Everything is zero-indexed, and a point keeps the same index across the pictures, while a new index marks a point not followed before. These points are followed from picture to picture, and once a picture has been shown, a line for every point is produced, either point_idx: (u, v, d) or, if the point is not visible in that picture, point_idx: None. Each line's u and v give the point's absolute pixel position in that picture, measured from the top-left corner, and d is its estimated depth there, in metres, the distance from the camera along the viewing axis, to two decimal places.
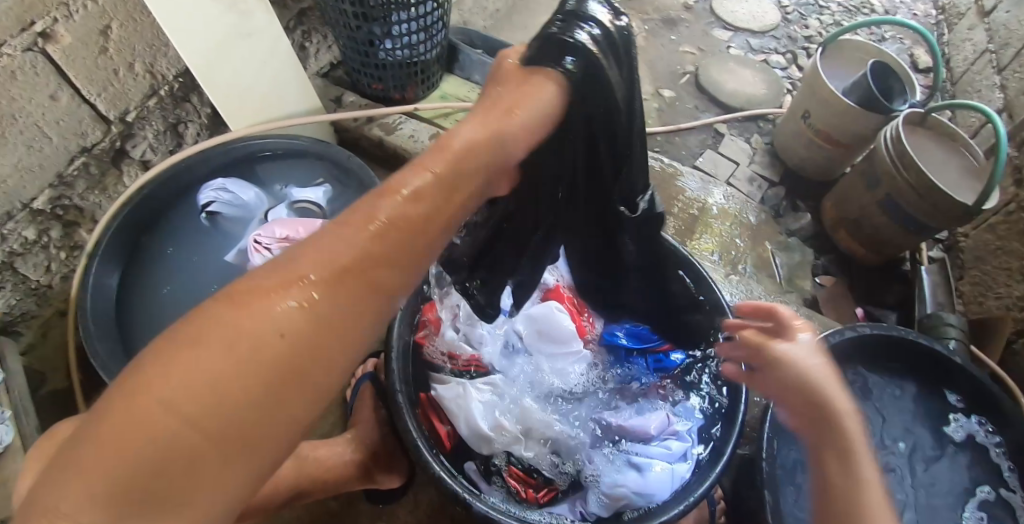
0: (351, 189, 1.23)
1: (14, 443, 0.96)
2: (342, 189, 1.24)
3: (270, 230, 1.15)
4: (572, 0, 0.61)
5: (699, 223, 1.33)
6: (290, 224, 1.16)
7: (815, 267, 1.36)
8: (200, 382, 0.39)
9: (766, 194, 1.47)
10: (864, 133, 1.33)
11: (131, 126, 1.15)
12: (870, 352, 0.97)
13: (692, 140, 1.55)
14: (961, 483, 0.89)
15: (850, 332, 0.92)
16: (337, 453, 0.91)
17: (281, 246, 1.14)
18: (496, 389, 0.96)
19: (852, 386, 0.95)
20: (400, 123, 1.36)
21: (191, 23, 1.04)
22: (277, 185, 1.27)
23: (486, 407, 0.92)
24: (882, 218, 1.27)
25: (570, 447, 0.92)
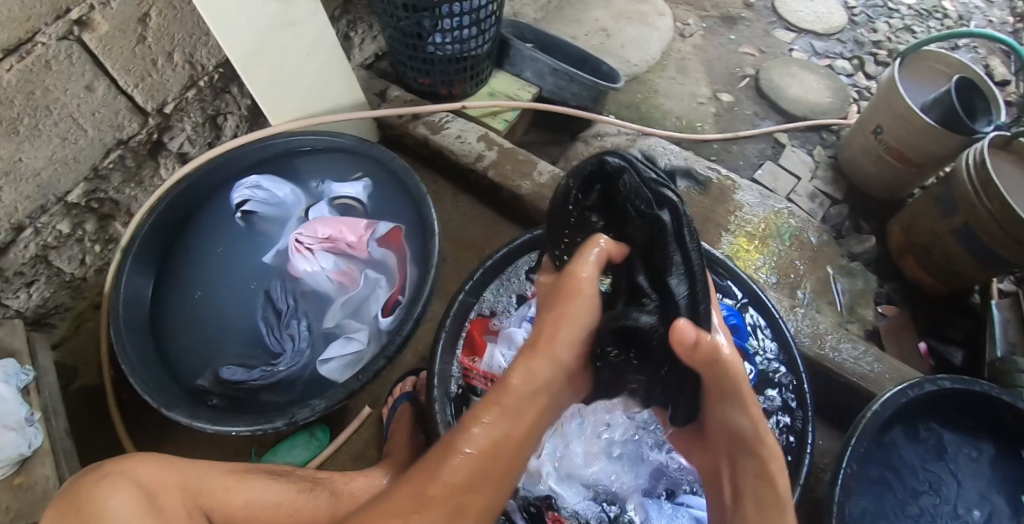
0: (393, 189, 1.13)
1: (43, 445, 0.92)
2: (382, 186, 1.14)
3: (312, 229, 1.10)
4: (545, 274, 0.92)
5: (757, 241, 1.26)
6: (331, 223, 1.10)
7: (878, 295, 1.28)
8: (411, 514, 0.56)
9: (828, 212, 1.38)
10: (942, 154, 1.22)
11: (169, 117, 1.10)
12: (945, 405, 0.91)
13: (750, 149, 1.46)
14: None
15: (930, 386, 0.86)
16: (372, 483, 0.84)
17: (324, 247, 1.09)
18: None
19: (925, 443, 0.90)
20: (447, 121, 1.23)
21: (234, 15, 0.97)
22: (313, 181, 1.18)
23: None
24: (955, 247, 1.17)
25: (615, 492, 0.89)
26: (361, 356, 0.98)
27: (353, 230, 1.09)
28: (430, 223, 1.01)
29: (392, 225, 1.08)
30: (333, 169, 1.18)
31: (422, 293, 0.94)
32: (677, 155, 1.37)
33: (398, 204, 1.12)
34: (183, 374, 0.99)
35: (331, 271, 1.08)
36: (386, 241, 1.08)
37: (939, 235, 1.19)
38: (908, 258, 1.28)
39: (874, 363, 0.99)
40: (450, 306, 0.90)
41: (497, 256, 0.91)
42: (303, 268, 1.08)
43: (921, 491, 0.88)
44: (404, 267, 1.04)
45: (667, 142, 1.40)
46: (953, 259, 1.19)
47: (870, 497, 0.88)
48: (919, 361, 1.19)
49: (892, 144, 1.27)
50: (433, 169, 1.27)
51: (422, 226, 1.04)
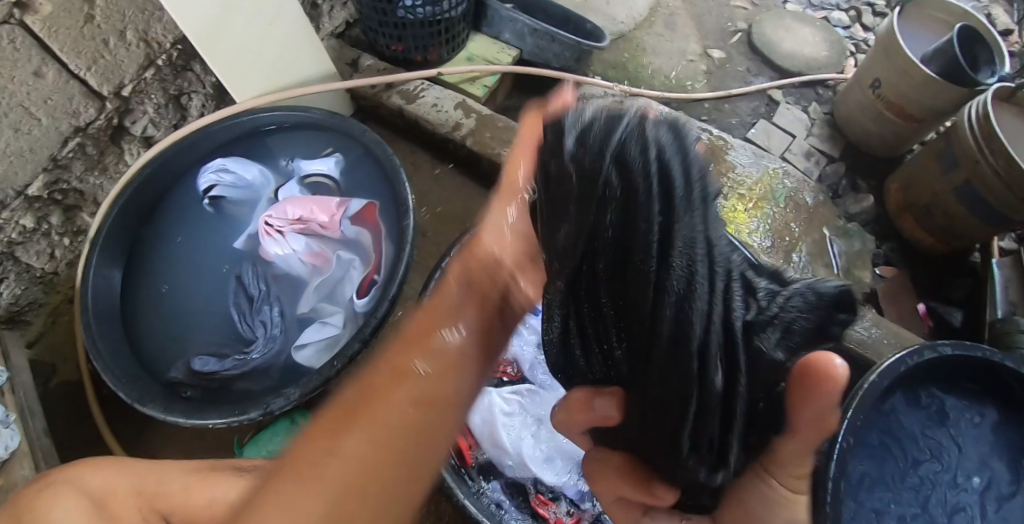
0: (367, 165, 1.08)
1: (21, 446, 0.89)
2: (355, 161, 1.09)
3: (282, 211, 1.06)
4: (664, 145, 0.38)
5: (751, 203, 1.22)
6: (299, 203, 1.06)
7: (876, 256, 1.25)
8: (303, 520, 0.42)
9: (823, 171, 1.33)
10: (943, 108, 1.16)
11: (129, 100, 1.04)
12: (945, 370, 0.89)
13: (743, 107, 1.41)
14: None
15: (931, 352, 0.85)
16: None
17: (294, 228, 1.05)
18: (525, 401, 0.80)
19: (926, 410, 0.88)
20: (422, 90, 1.17)
21: None
22: (283, 160, 1.13)
23: (510, 420, 0.78)
24: (956, 205, 1.13)
25: None
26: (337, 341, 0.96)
27: (324, 210, 1.05)
28: (404, 198, 0.96)
29: (365, 202, 1.04)
30: (302, 146, 1.13)
31: (398, 273, 0.90)
32: None
33: (369, 178, 1.08)
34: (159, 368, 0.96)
35: (302, 253, 1.03)
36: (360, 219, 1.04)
37: (941, 192, 1.15)
38: (907, 218, 1.24)
39: (872, 329, 0.97)
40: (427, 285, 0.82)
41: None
42: (274, 252, 1.03)
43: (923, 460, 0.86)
44: (379, 246, 1.01)
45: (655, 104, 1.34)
46: (955, 218, 1.15)
47: (870, 462, 0.85)
48: (916, 321, 1.17)
49: (892, 99, 1.21)
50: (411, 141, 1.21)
51: (396, 202, 1.00)
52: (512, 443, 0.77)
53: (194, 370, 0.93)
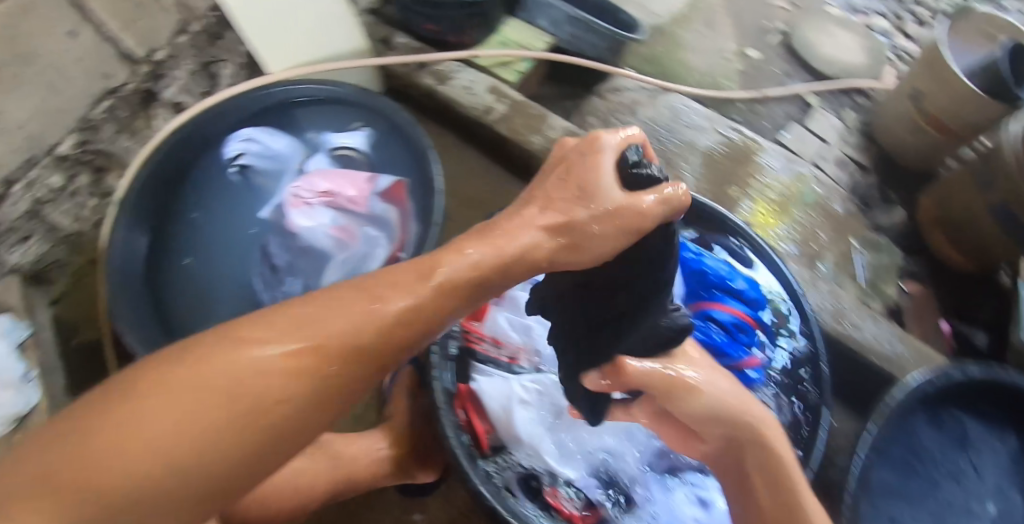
0: (398, 145, 1.06)
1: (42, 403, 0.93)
2: (384, 137, 1.08)
3: (311, 183, 1.05)
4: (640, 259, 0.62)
5: (778, 208, 1.20)
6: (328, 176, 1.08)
7: (903, 272, 1.22)
8: (152, 444, 0.37)
9: (856, 180, 1.29)
10: (984, 125, 1.13)
11: (162, 65, 1.04)
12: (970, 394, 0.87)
13: (777, 111, 1.37)
14: None
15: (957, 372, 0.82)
16: (371, 446, 0.82)
17: (322, 201, 1.05)
18: (545, 392, 0.79)
19: (949, 435, 0.87)
20: (455, 71, 1.13)
21: None
22: (311, 132, 1.11)
23: (530, 411, 0.78)
24: (990, 226, 1.10)
25: (623, 466, 0.77)
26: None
27: (354, 185, 1.05)
28: (433, 181, 0.94)
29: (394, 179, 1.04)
30: (333, 119, 1.11)
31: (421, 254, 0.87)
32: (697, 114, 1.29)
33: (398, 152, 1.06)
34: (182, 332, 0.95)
35: (329, 226, 1.02)
36: (388, 195, 1.05)
37: (974, 209, 1.12)
38: (938, 234, 1.21)
39: (898, 344, 0.94)
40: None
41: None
42: (301, 222, 1.03)
43: (943, 486, 0.85)
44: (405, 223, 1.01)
45: (687, 100, 1.32)
46: (986, 239, 1.12)
47: (890, 476, 0.84)
48: (939, 340, 1.16)
49: (931, 112, 1.19)
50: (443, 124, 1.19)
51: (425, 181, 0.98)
52: (528, 431, 0.76)
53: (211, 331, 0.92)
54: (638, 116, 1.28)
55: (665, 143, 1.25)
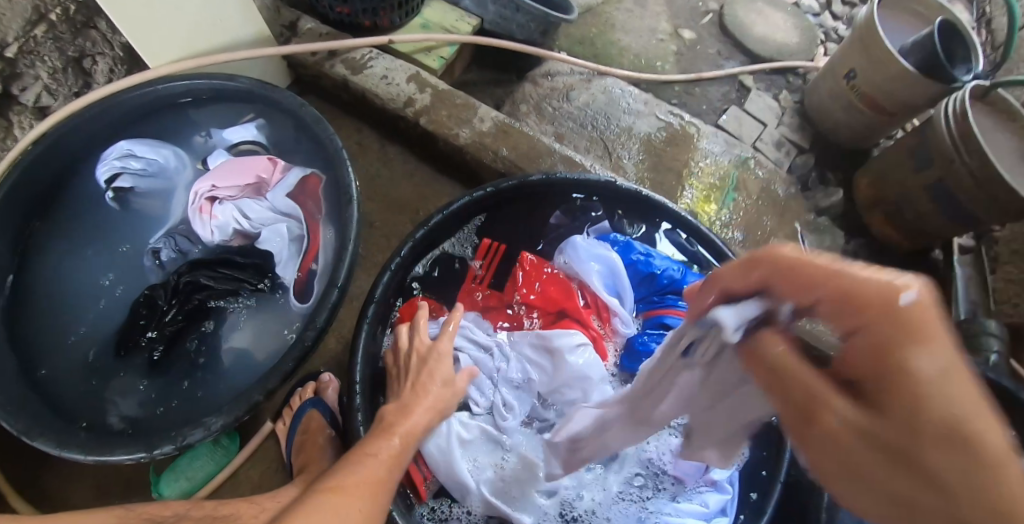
0: (309, 148, 0.88)
1: None
2: (285, 126, 0.91)
3: (214, 183, 0.88)
4: (396, 260, 0.77)
5: (720, 192, 1.18)
6: (241, 166, 0.89)
7: (845, 253, 1.22)
8: None
9: (794, 161, 1.28)
10: (916, 103, 1.13)
11: (14, 63, 0.79)
12: None
13: (713, 92, 1.34)
14: None
15: None
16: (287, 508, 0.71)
17: (221, 197, 0.87)
18: (487, 430, 0.71)
19: None
20: (370, 59, 1.05)
21: None
22: (196, 136, 0.94)
23: (470, 449, 0.69)
24: (927, 204, 1.11)
25: (587, 508, 0.70)
26: (287, 331, 0.82)
27: (254, 170, 0.88)
28: (348, 187, 0.79)
29: (307, 172, 0.87)
30: (231, 115, 0.93)
31: (340, 276, 0.74)
32: (634, 98, 1.25)
33: (302, 154, 0.90)
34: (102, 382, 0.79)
35: (236, 222, 0.86)
36: (302, 181, 0.87)
37: (911, 189, 1.13)
38: (876, 213, 1.21)
39: None
40: (376, 291, 0.75)
41: (435, 222, 0.79)
42: (203, 230, 0.86)
43: None
44: (318, 227, 0.84)
45: (624, 84, 1.27)
46: (925, 217, 1.13)
47: None
48: None
49: (864, 89, 1.17)
50: (367, 122, 1.09)
51: (335, 177, 0.82)
52: (472, 477, 0.68)
53: (123, 401, 0.78)
54: (573, 101, 1.23)
55: (602, 131, 1.20)
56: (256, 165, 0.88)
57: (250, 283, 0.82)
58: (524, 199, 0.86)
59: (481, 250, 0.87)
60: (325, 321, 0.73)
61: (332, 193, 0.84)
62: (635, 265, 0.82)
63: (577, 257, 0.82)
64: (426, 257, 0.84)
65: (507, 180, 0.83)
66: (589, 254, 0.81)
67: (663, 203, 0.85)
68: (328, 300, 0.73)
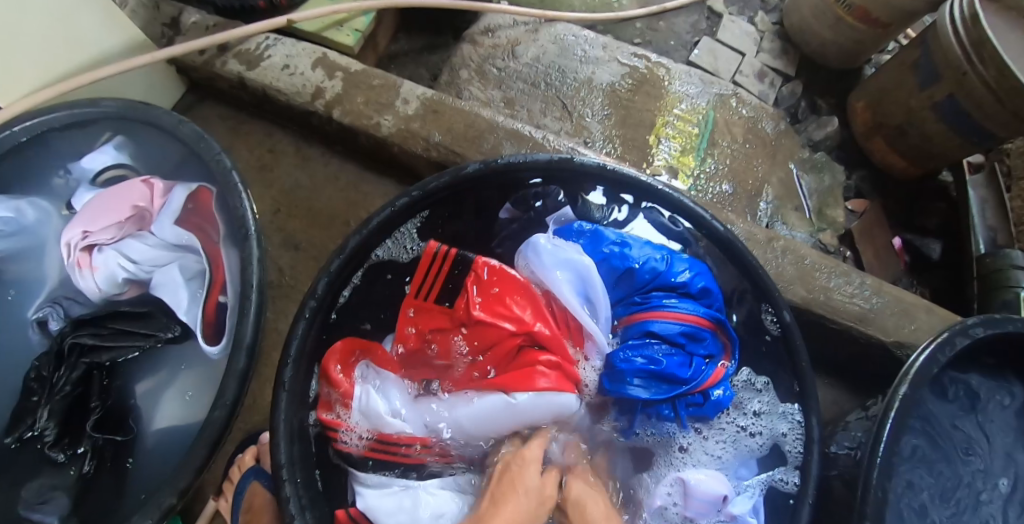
0: (194, 164, 0.74)
1: None
2: (156, 142, 0.76)
3: (81, 225, 0.72)
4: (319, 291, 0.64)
5: (704, 146, 1.04)
6: (112, 198, 0.73)
7: (846, 190, 1.09)
8: None
9: (780, 93, 1.14)
10: (916, 10, 0.97)
11: None
12: (971, 351, 0.70)
13: (681, 24, 1.17)
14: None
15: (961, 344, 0.64)
16: None
17: (99, 242, 0.73)
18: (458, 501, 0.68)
19: (956, 401, 0.71)
20: (267, 46, 0.88)
21: None
22: (54, 176, 0.78)
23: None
24: (936, 125, 0.98)
25: None
26: (210, 380, 0.71)
27: (128, 198, 0.73)
28: (241, 219, 0.65)
29: (193, 188, 0.72)
30: (87, 142, 0.77)
31: (246, 333, 0.62)
32: (593, 44, 1.09)
33: (185, 169, 0.75)
34: (6, 488, 0.67)
35: (125, 266, 0.72)
36: (188, 204, 0.73)
37: (917, 111, 1.00)
38: (876, 140, 1.08)
39: (872, 298, 0.78)
40: (291, 343, 0.64)
41: (353, 243, 0.66)
42: (88, 283, 0.72)
43: (963, 459, 0.69)
44: (218, 251, 0.70)
45: (579, 30, 1.11)
46: (933, 138, 1.00)
47: (921, 429, 0.69)
48: (893, 260, 1.03)
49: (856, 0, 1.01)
50: (292, 129, 0.96)
51: (224, 200, 0.68)
52: None
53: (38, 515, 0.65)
54: (521, 60, 1.07)
55: (559, 89, 1.05)
56: (127, 194, 0.73)
57: (142, 334, 0.70)
58: (460, 192, 0.73)
59: (426, 254, 0.75)
60: (232, 382, 0.61)
61: (222, 212, 0.69)
62: (608, 259, 0.73)
63: (537, 267, 0.73)
64: (355, 276, 0.71)
65: (439, 176, 0.69)
66: (553, 260, 0.72)
67: (627, 174, 0.72)
68: (237, 367, 0.61)
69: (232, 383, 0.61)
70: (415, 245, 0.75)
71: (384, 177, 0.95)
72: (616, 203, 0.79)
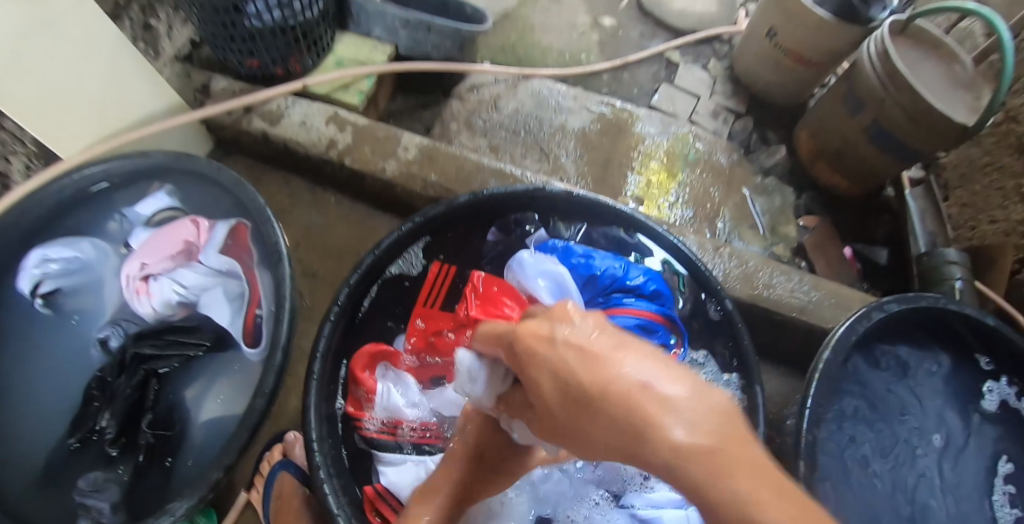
0: (230, 203, 0.88)
1: None
2: (199, 188, 0.90)
3: (141, 260, 0.86)
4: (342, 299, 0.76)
5: (666, 177, 1.17)
6: (164, 237, 0.87)
7: (798, 209, 1.21)
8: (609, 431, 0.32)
9: (733, 128, 1.29)
10: (841, 50, 1.12)
11: None
12: (894, 327, 0.81)
13: (642, 75, 1.34)
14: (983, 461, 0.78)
15: (880, 314, 0.74)
16: None
17: (155, 272, 0.85)
18: None
19: (887, 371, 0.80)
20: (286, 107, 1.05)
21: None
22: (109, 222, 0.91)
23: None
24: (868, 147, 1.11)
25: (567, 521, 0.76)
26: (249, 382, 0.82)
27: (179, 235, 0.86)
28: (276, 243, 0.78)
29: (232, 223, 0.85)
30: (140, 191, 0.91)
31: (280, 336, 0.74)
32: (564, 96, 1.25)
33: (223, 209, 0.89)
34: (65, 483, 0.77)
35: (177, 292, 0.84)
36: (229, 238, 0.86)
37: (850, 136, 1.13)
38: (820, 164, 1.21)
39: (811, 292, 0.88)
40: (318, 345, 0.75)
41: (369, 259, 0.79)
42: (146, 309, 0.84)
43: (897, 421, 0.79)
44: (254, 274, 0.83)
45: (552, 83, 1.27)
46: (868, 160, 1.12)
47: (857, 395, 0.79)
48: (847, 269, 1.13)
49: (790, 45, 1.16)
50: (305, 175, 1.11)
51: (260, 229, 0.82)
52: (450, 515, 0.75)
53: (95, 503, 0.75)
54: (502, 111, 1.23)
55: (536, 134, 1.20)
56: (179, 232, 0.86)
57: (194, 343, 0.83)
58: (454, 221, 0.86)
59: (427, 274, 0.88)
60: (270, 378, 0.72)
61: (258, 240, 0.83)
62: (575, 269, 0.85)
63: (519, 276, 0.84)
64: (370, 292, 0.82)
65: (439, 207, 0.83)
66: (534, 271, 0.82)
67: (592, 199, 0.86)
68: (274, 364, 0.72)
69: (269, 377, 0.72)
70: (418, 265, 0.87)
71: (385, 211, 1.10)
72: (581, 222, 0.91)
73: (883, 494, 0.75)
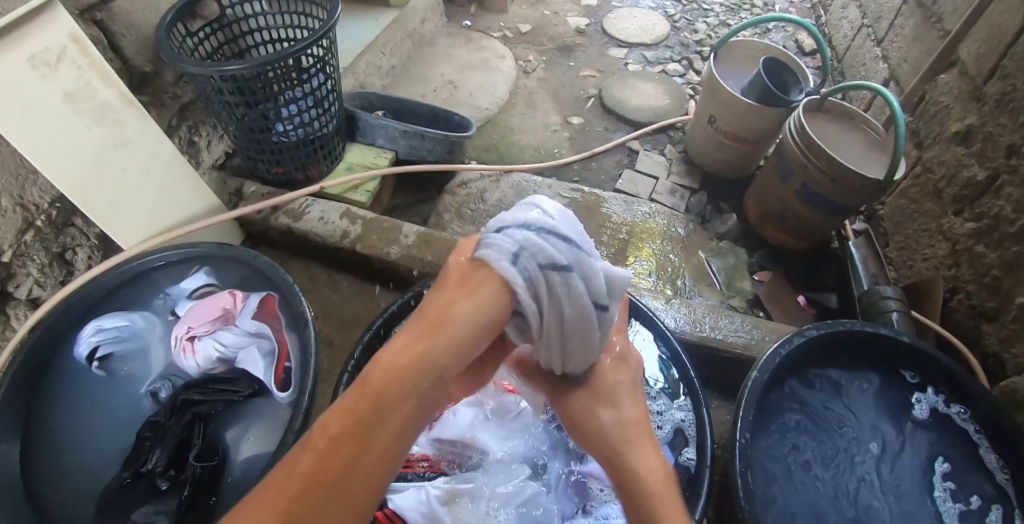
0: (263, 281, 1.06)
1: None
2: (236, 270, 1.08)
3: (190, 325, 1.02)
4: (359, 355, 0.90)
5: (631, 246, 1.34)
6: (209, 305, 1.03)
7: (751, 266, 1.36)
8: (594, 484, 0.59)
9: (689, 202, 1.47)
10: (768, 128, 1.33)
11: (10, 266, 0.95)
12: (825, 351, 0.92)
13: (608, 162, 1.55)
14: (921, 464, 0.85)
15: (798, 339, 0.87)
16: None
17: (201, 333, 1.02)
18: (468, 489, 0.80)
19: (822, 389, 0.91)
20: (307, 206, 1.26)
21: (71, 155, 0.89)
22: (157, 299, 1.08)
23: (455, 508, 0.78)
24: (802, 207, 1.27)
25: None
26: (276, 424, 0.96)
27: (221, 302, 1.03)
28: (302, 311, 0.95)
29: (265, 296, 1.02)
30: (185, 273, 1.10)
31: (307, 386, 0.88)
32: (540, 185, 1.46)
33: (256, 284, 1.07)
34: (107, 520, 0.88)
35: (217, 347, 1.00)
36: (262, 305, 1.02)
37: (786, 200, 1.30)
38: (768, 226, 1.37)
39: (752, 330, 1.01)
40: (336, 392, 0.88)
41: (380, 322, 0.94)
42: (191, 363, 1.00)
43: (836, 433, 0.88)
44: (281, 335, 0.99)
45: (530, 175, 1.49)
46: (804, 218, 1.28)
47: (797, 410, 0.89)
48: (800, 314, 1.26)
49: (727, 128, 1.37)
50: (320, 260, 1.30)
51: (288, 300, 0.99)
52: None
53: None
54: (487, 201, 1.43)
55: None
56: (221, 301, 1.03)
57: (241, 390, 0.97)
58: None
59: None
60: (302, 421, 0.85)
61: (286, 308, 1.00)
62: None
63: None
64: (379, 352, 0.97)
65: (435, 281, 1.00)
66: None
67: None
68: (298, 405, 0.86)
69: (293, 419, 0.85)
70: None
71: (386, 285, 1.27)
72: None
73: (828, 497, 0.83)
